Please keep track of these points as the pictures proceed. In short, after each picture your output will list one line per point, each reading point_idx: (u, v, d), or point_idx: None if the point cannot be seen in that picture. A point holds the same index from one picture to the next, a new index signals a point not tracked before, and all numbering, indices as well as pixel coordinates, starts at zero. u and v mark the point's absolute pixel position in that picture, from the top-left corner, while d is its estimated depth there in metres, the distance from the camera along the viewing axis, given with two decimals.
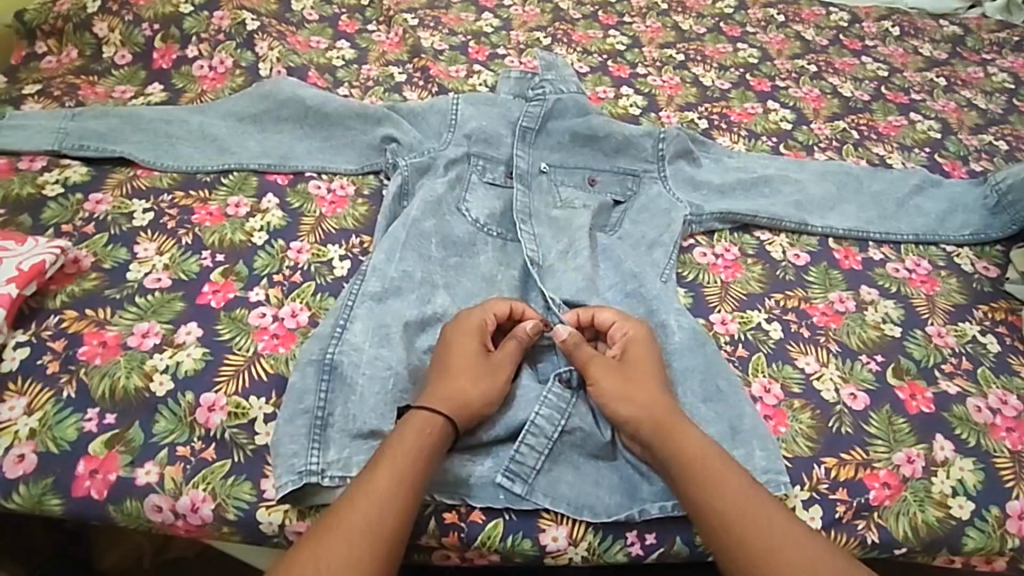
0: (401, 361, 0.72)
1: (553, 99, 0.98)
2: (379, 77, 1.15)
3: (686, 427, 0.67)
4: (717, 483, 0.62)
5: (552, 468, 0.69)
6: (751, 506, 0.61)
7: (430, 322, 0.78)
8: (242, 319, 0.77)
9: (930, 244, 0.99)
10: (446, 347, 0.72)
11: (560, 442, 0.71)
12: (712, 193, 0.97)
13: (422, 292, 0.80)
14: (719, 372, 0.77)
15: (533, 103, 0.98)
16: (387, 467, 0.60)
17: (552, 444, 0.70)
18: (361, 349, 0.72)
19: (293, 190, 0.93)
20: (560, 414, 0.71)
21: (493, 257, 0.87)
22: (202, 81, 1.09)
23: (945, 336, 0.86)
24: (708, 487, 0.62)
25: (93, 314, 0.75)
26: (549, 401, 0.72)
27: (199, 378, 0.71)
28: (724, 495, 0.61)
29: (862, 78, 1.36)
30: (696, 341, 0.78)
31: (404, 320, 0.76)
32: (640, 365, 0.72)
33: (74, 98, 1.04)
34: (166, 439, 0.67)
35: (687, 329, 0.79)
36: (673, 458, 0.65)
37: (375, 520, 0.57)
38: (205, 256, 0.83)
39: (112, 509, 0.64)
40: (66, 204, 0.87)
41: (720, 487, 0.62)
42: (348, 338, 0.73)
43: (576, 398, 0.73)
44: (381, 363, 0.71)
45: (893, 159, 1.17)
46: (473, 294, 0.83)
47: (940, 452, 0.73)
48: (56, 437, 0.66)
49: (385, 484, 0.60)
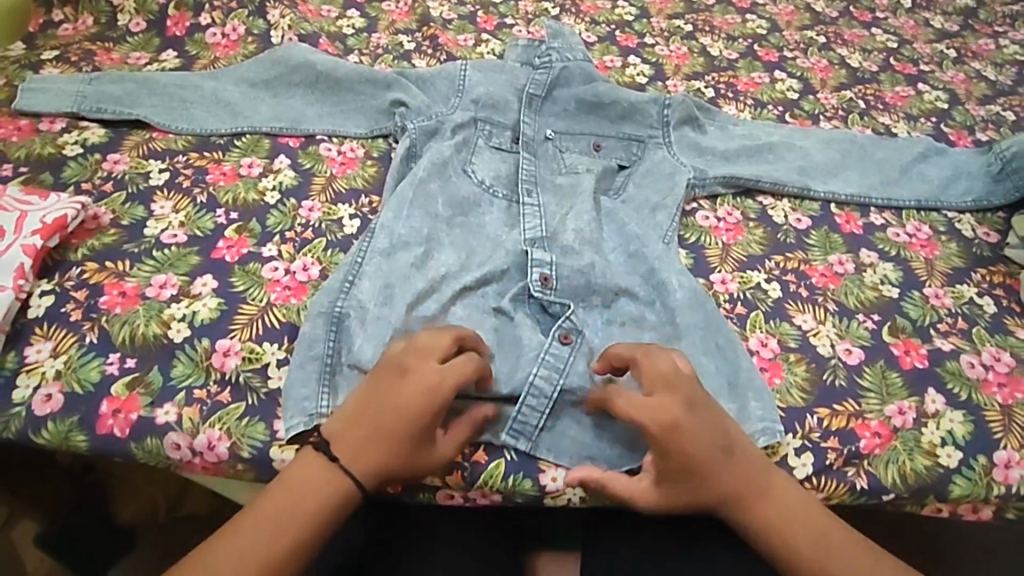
0: (401, 317, 0.75)
1: (559, 66, 0.99)
2: (388, 46, 1.17)
3: (726, 462, 0.67)
4: (761, 504, 0.67)
5: (555, 421, 0.73)
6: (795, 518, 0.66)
7: (432, 273, 0.80)
8: (256, 273, 0.79)
9: (931, 209, 1.00)
10: (404, 390, 0.65)
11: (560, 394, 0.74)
12: (716, 159, 0.98)
13: (427, 248, 0.82)
14: (719, 327, 0.79)
15: (539, 70, 0.99)
16: (301, 476, 0.64)
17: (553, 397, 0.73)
18: (368, 302, 0.75)
19: (305, 152, 0.95)
20: (558, 373, 0.74)
21: (498, 216, 0.89)
22: (216, 49, 1.11)
23: (942, 298, 0.87)
24: (753, 509, 0.67)
25: (113, 266, 0.78)
26: (546, 362, 0.74)
27: (215, 326, 0.74)
28: (764, 519, 0.66)
29: (871, 49, 1.35)
30: (695, 300, 0.81)
31: (406, 272, 0.79)
32: (688, 429, 0.66)
33: (91, 64, 1.06)
34: (184, 382, 0.70)
35: (687, 287, 0.82)
36: (716, 493, 0.66)
37: (285, 521, 0.62)
38: (219, 214, 0.86)
39: (133, 446, 0.68)
40: (85, 163, 0.90)
41: (765, 507, 0.67)
42: (355, 293, 0.76)
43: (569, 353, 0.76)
44: (384, 314, 0.74)
45: (898, 129, 1.18)
46: (476, 253, 0.84)
47: (931, 404, 0.75)
48: (80, 378, 0.69)
49: (298, 489, 0.64)
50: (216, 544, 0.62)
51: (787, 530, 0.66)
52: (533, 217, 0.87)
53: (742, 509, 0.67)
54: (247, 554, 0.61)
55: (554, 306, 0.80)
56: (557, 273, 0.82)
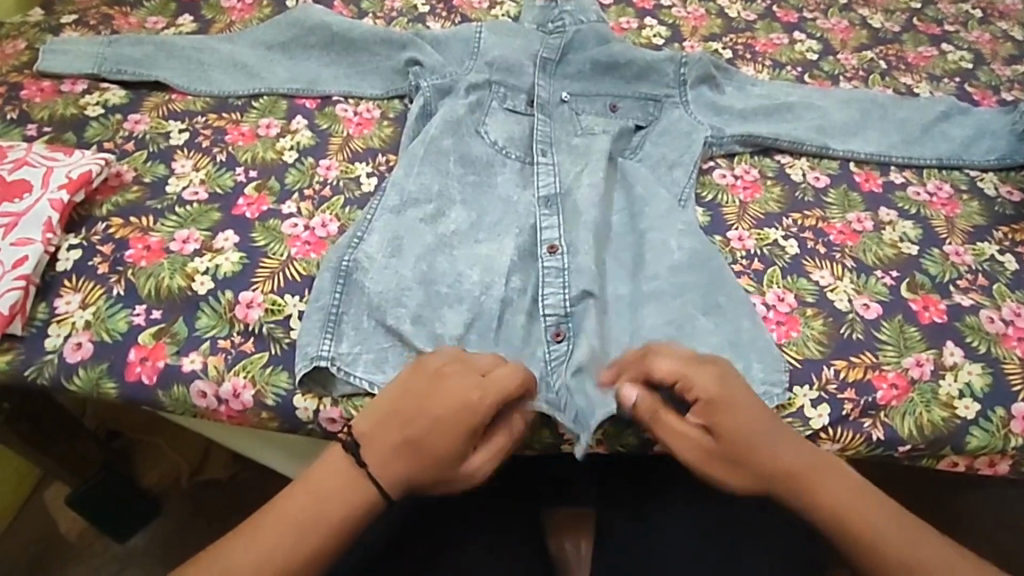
0: (411, 269, 0.76)
1: (572, 31, 0.97)
2: (403, 8, 1.17)
3: (775, 442, 0.66)
4: (812, 487, 0.65)
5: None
6: (851, 500, 0.65)
7: (444, 234, 0.80)
8: (276, 228, 0.80)
9: (953, 168, 0.99)
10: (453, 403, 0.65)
11: (572, 351, 0.75)
12: (734, 118, 0.97)
13: (439, 205, 0.82)
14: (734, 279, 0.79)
15: (552, 36, 0.98)
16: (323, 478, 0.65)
17: (568, 360, 0.75)
18: (376, 256, 0.76)
19: (322, 113, 0.96)
20: (558, 366, 0.75)
21: (511, 177, 0.88)
22: (231, 13, 1.12)
23: (962, 255, 0.87)
24: (810, 492, 0.65)
25: (137, 222, 0.79)
26: (542, 367, 0.75)
27: (238, 279, 0.75)
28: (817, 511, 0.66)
29: (894, 10, 1.32)
30: (709, 253, 0.81)
31: (417, 231, 0.79)
32: (739, 413, 0.66)
33: (109, 27, 1.07)
34: (208, 332, 0.72)
35: (699, 246, 0.81)
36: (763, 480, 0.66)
37: (295, 528, 0.63)
38: (239, 172, 0.87)
39: (161, 394, 0.69)
40: (107, 123, 0.91)
41: (820, 488, 0.65)
42: (365, 247, 0.77)
43: (575, 312, 0.77)
44: (389, 273, 0.75)
45: (920, 89, 1.16)
46: (488, 211, 0.84)
47: (950, 356, 0.75)
48: (108, 328, 0.71)
49: (313, 497, 0.65)
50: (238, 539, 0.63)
51: (848, 510, 0.65)
52: (549, 176, 0.86)
53: (800, 490, 0.66)
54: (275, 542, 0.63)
55: (569, 267, 0.79)
56: (569, 226, 0.82)
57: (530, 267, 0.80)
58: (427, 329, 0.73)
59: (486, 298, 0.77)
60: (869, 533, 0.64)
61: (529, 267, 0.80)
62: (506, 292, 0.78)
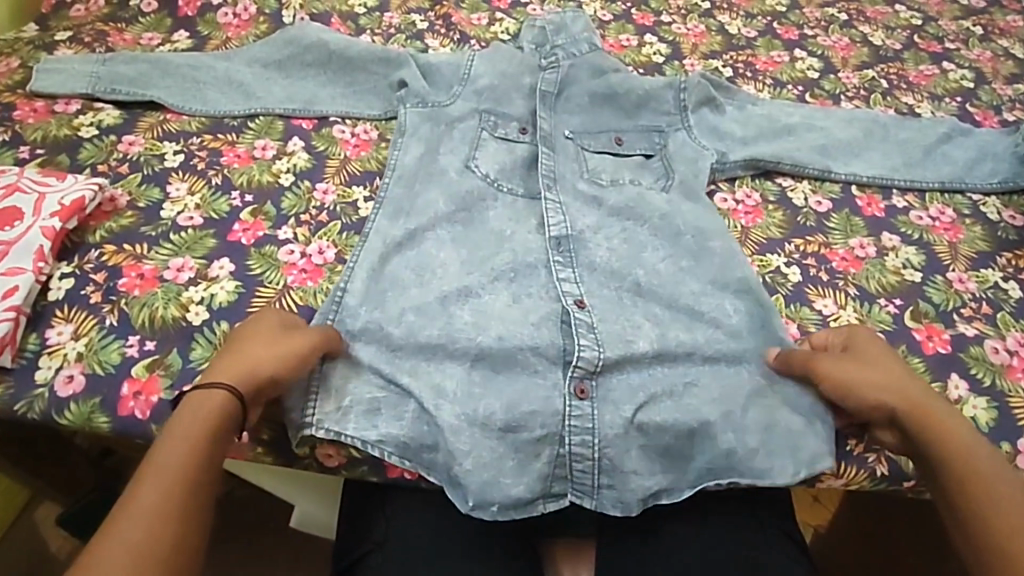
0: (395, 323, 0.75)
1: (567, 65, 0.98)
2: (401, 25, 1.16)
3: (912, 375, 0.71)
4: (938, 415, 0.67)
5: (602, 452, 0.71)
6: (969, 444, 0.65)
7: (447, 277, 0.79)
8: (272, 256, 0.79)
9: (955, 192, 0.98)
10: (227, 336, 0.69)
11: (599, 410, 0.72)
12: (734, 142, 0.96)
13: (424, 248, 0.81)
14: (770, 326, 0.78)
15: (547, 70, 0.98)
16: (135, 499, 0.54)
17: (593, 420, 0.71)
18: (360, 312, 0.75)
19: (318, 134, 0.95)
20: (591, 437, 0.71)
21: (503, 211, 0.86)
22: (228, 29, 1.11)
23: (965, 282, 0.86)
24: (930, 422, 0.66)
25: (130, 249, 0.78)
26: (574, 429, 0.71)
27: (233, 309, 0.74)
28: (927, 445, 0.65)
29: (894, 27, 1.32)
30: (718, 286, 0.81)
31: (404, 276, 0.79)
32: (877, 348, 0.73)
33: (104, 45, 1.06)
34: (203, 364, 0.70)
35: (706, 289, 0.81)
36: (892, 393, 0.69)
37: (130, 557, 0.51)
38: (234, 196, 0.86)
39: (154, 428, 0.67)
40: (100, 145, 0.90)
41: (942, 421, 0.66)
42: (352, 294, 0.76)
43: (606, 371, 0.74)
44: (376, 327, 0.74)
45: (922, 109, 1.15)
46: (481, 246, 0.82)
47: (954, 390, 0.74)
48: (101, 360, 0.70)
49: (138, 519, 0.53)
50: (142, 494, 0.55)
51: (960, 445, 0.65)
52: (557, 213, 0.85)
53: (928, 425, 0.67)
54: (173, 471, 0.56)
55: (598, 325, 0.77)
56: (589, 279, 0.81)
57: (551, 319, 0.77)
58: (426, 380, 0.72)
59: (507, 351, 0.74)
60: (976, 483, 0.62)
61: (550, 320, 0.77)
62: (513, 331, 0.76)
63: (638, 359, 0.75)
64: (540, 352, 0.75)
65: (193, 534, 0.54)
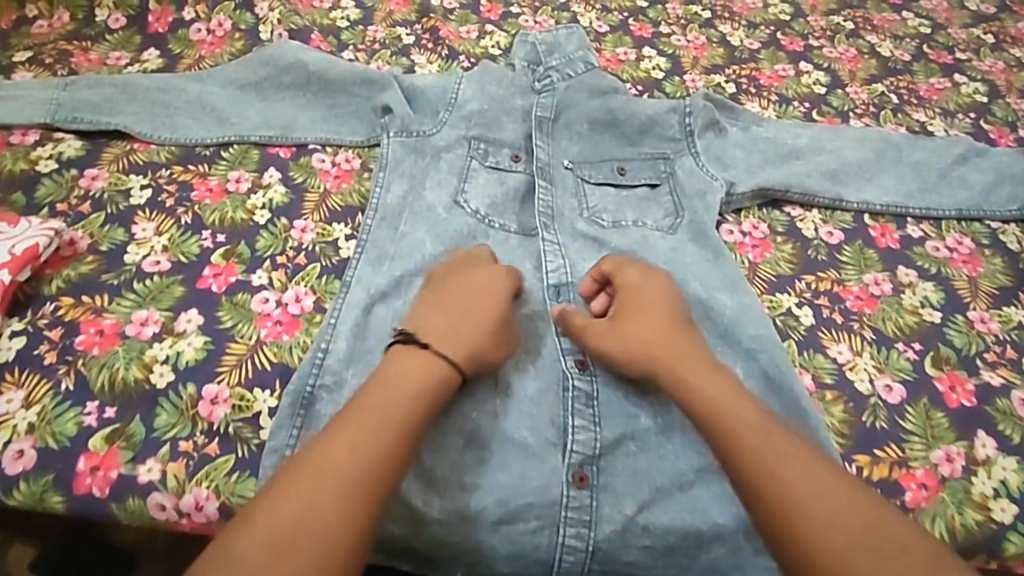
0: None
1: (563, 88, 0.92)
2: (385, 39, 1.09)
3: (664, 328, 0.68)
4: (702, 377, 0.63)
5: (594, 549, 0.65)
6: (737, 405, 0.60)
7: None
8: (245, 305, 0.73)
9: (972, 220, 0.92)
10: (434, 287, 0.71)
11: (600, 501, 0.65)
12: (741, 172, 0.90)
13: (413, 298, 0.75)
14: (788, 387, 0.72)
15: (542, 95, 0.92)
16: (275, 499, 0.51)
17: (590, 512, 0.65)
18: (343, 379, 0.69)
19: (297, 163, 0.88)
20: (587, 527, 0.64)
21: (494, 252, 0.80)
22: (200, 46, 1.03)
23: (988, 322, 0.81)
24: (691, 388, 0.63)
25: (89, 301, 0.72)
26: (570, 522, 0.64)
27: (200, 369, 0.68)
28: (749, 419, 0.59)
29: (902, 36, 1.26)
30: (728, 341, 0.76)
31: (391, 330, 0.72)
32: (638, 302, 0.70)
33: (66, 66, 0.98)
34: (168, 433, 0.65)
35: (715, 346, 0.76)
36: (651, 362, 0.66)
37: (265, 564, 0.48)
38: (205, 236, 0.79)
39: (114, 506, 0.62)
40: (60, 180, 0.83)
41: (702, 384, 0.63)
42: (333, 355, 0.70)
43: (605, 454, 0.67)
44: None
45: (934, 126, 1.10)
46: None
47: (982, 450, 0.71)
48: (55, 432, 0.64)
49: (277, 519, 0.50)
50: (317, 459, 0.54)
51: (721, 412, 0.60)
52: (555, 256, 0.80)
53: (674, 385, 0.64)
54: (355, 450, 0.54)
55: (599, 397, 0.70)
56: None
57: (551, 389, 0.70)
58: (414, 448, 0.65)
59: (500, 428, 0.67)
60: (791, 453, 0.56)
61: (551, 392, 0.70)
62: (508, 402, 0.69)
63: (641, 437, 0.69)
64: (537, 431, 0.68)
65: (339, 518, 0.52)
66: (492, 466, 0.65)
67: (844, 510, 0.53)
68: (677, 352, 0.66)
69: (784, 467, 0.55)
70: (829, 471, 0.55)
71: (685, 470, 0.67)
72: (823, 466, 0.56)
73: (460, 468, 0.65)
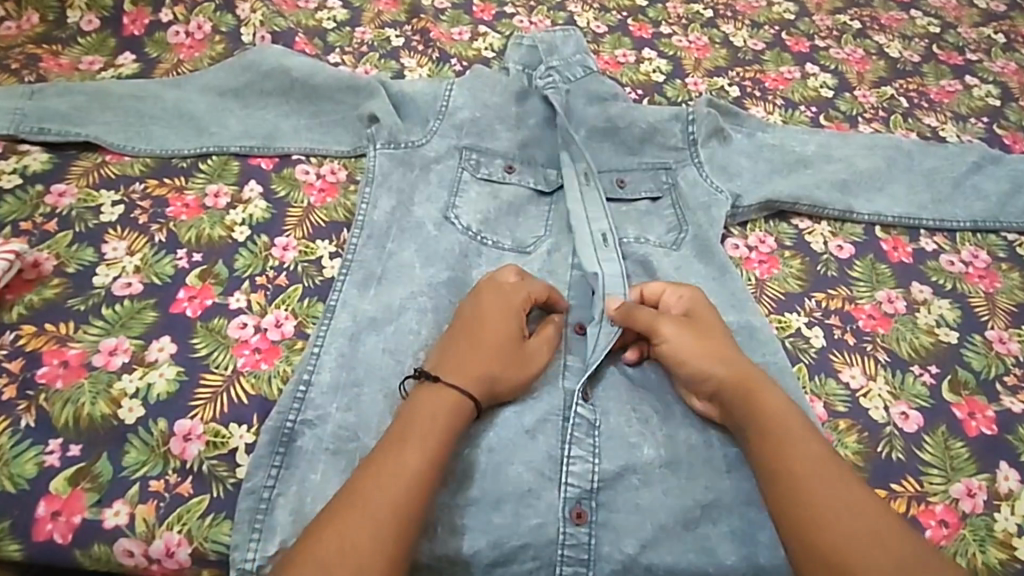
0: (369, 426, 0.64)
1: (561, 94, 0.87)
2: (374, 42, 1.04)
3: (728, 347, 0.66)
4: (767, 391, 0.62)
5: None
6: (799, 425, 0.59)
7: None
8: (220, 331, 0.69)
9: (988, 232, 0.88)
10: (456, 310, 0.69)
11: (599, 540, 0.61)
12: (747, 182, 0.86)
13: (401, 323, 0.70)
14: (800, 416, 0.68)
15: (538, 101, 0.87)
16: (367, 495, 0.52)
17: (589, 553, 0.61)
18: (326, 413, 0.64)
19: (278, 175, 0.83)
20: (585, 569, 0.61)
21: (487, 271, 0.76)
22: (178, 50, 0.98)
23: (1007, 343, 0.77)
24: (755, 398, 0.61)
25: (53, 329, 0.68)
26: (567, 563, 0.61)
27: (173, 403, 0.64)
28: (803, 438, 0.58)
29: (912, 36, 1.21)
30: None
31: (379, 360, 0.68)
32: (706, 318, 0.69)
33: (35, 72, 0.93)
34: (137, 472, 0.61)
35: None
36: (722, 369, 0.64)
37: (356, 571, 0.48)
38: (180, 255, 0.75)
39: (78, 554, 0.58)
40: (25, 196, 0.78)
41: (767, 398, 0.61)
42: (316, 387, 0.65)
43: (605, 488, 0.63)
44: (345, 432, 0.64)
45: (946, 131, 1.05)
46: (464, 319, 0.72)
47: (1004, 483, 0.67)
48: (14, 474, 0.60)
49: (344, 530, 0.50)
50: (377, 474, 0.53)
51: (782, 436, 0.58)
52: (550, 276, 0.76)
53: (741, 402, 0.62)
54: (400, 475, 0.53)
55: (600, 426, 0.66)
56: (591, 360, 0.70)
57: (549, 419, 0.66)
58: None
59: (493, 462, 0.63)
60: (843, 477, 0.55)
61: (548, 423, 0.66)
62: (501, 434, 0.64)
63: (644, 470, 0.64)
64: (533, 465, 0.64)
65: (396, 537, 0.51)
66: (484, 505, 0.61)
67: (877, 539, 0.51)
68: (750, 374, 0.64)
69: (831, 489, 0.54)
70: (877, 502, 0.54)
71: (691, 507, 0.63)
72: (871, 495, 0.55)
73: (450, 507, 0.61)
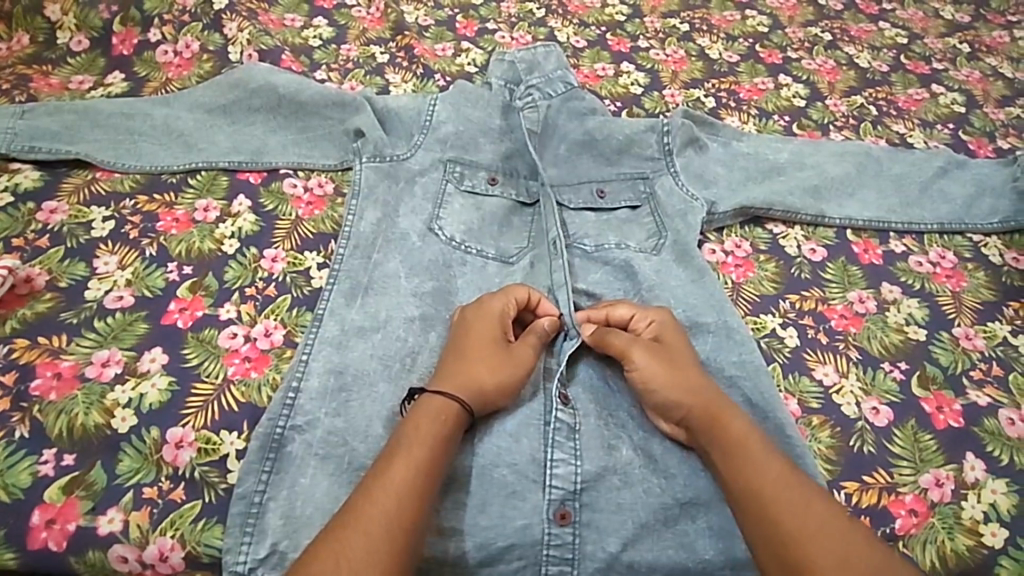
0: (358, 433, 0.66)
1: (545, 107, 0.90)
2: (359, 58, 1.07)
3: (691, 371, 0.68)
4: (729, 417, 0.64)
5: None
6: (760, 447, 0.62)
7: (419, 370, 0.71)
8: (211, 341, 0.71)
9: (955, 233, 0.92)
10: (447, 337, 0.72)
11: (582, 539, 0.63)
12: (722, 189, 0.89)
13: (389, 332, 0.72)
14: (774, 412, 0.71)
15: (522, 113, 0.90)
16: (372, 502, 0.55)
17: (573, 551, 0.63)
18: (316, 421, 0.66)
19: (267, 190, 0.85)
20: (569, 565, 0.63)
21: (471, 280, 0.79)
22: (167, 68, 1.00)
23: (973, 339, 0.81)
24: (717, 427, 0.63)
25: (46, 342, 0.69)
26: (552, 560, 0.63)
27: (165, 412, 0.65)
28: (765, 460, 0.60)
29: (880, 46, 1.25)
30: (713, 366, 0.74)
31: (369, 367, 0.70)
32: (672, 343, 0.71)
33: (25, 91, 0.95)
34: (131, 480, 0.62)
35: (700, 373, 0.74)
36: (686, 393, 0.66)
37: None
38: (171, 269, 0.76)
39: (73, 560, 0.59)
40: (16, 213, 0.80)
41: (729, 426, 0.63)
42: (304, 396, 0.67)
43: (587, 488, 0.65)
44: (335, 439, 0.65)
45: (914, 138, 1.09)
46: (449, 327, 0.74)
47: (971, 472, 0.70)
48: (8, 484, 0.61)
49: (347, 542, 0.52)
50: (376, 489, 0.55)
51: (747, 458, 0.61)
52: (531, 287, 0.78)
53: (706, 430, 0.64)
54: (399, 492, 0.55)
55: (580, 429, 0.68)
56: (573, 367, 0.73)
57: (532, 423, 0.68)
58: None
59: (478, 466, 0.65)
60: (804, 496, 0.58)
61: (530, 427, 0.68)
62: (487, 439, 0.66)
63: (625, 470, 0.66)
64: (516, 468, 0.66)
65: (398, 551, 0.53)
66: (470, 507, 0.63)
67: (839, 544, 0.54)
68: (717, 400, 0.66)
69: (797, 512, 0.57)
70: (840, 516, 0.57)
71: (670, 504, 0.65)
72: (831, 507, 0.58)
73: (436, 511, 0.62)
